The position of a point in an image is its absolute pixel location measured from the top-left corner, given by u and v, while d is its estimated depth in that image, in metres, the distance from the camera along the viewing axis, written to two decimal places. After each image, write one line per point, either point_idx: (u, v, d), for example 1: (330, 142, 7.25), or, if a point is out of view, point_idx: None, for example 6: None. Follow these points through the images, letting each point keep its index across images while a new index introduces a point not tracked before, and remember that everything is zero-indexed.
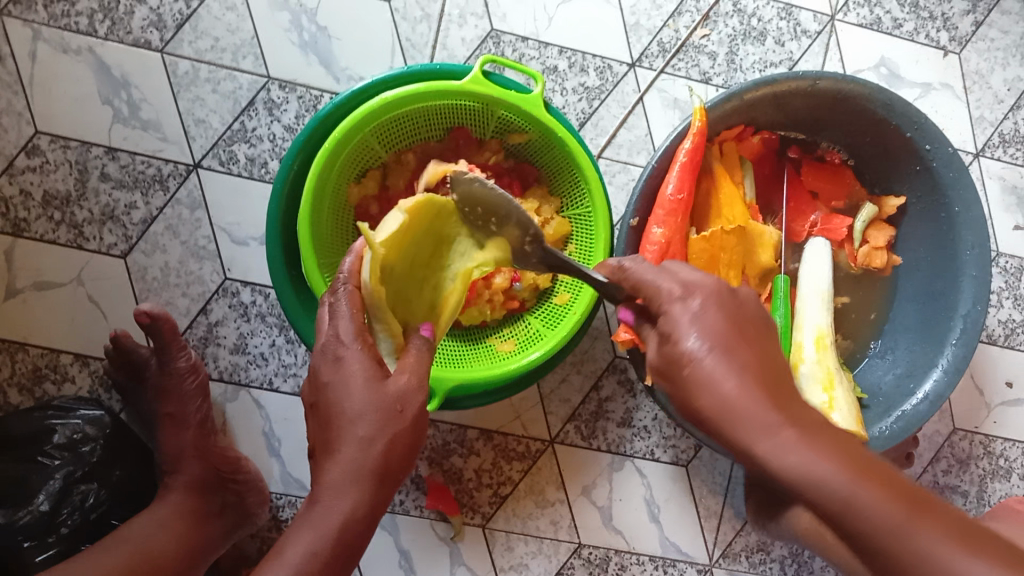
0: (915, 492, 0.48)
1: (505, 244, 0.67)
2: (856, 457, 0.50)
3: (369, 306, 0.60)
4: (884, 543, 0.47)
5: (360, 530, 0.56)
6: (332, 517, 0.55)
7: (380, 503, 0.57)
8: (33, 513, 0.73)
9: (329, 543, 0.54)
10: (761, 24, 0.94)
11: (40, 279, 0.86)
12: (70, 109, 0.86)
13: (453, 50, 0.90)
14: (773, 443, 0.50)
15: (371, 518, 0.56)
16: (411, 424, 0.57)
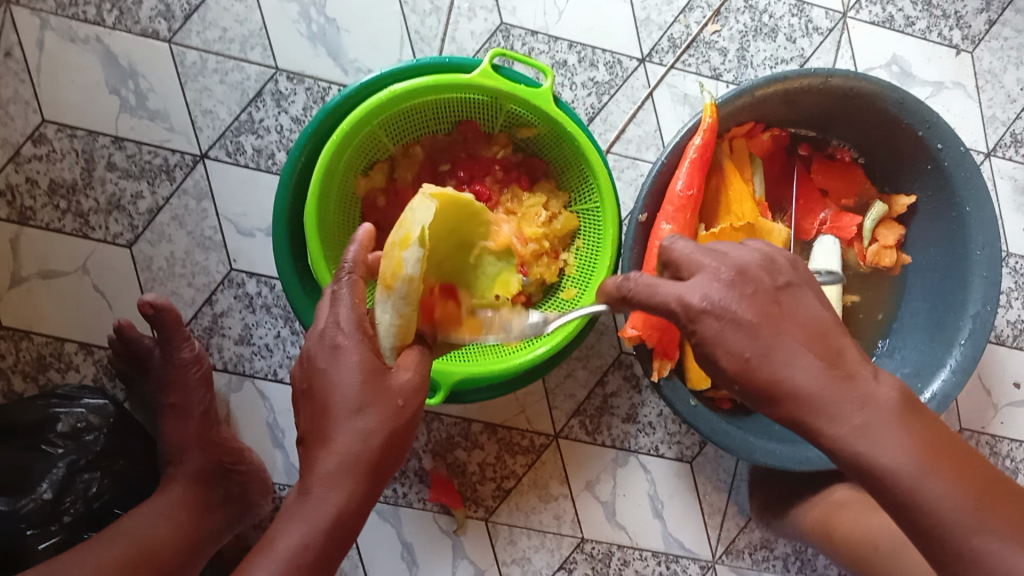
0: (983, 484, 0.50)
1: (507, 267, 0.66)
2: (933, 447, 0.50)
3: (389, 296, 0.57)
4: (949, 533, 0.49)
5: (351, 522, 0.56)
6: (324, 510, 0.55)
7: (371, 495, 0.57)
8: (36, 500, 0.73)
9: (322, 535, 0.55)
10: (773, 20, 0.93)
11: (46, 267, 0.85)
12: (77, 98, 0.86)
13: (462, 43, 0.90)
14: (847, 429, 0.50)
15: (362, 509, 0.57)
16: (408, 419, 0.58)
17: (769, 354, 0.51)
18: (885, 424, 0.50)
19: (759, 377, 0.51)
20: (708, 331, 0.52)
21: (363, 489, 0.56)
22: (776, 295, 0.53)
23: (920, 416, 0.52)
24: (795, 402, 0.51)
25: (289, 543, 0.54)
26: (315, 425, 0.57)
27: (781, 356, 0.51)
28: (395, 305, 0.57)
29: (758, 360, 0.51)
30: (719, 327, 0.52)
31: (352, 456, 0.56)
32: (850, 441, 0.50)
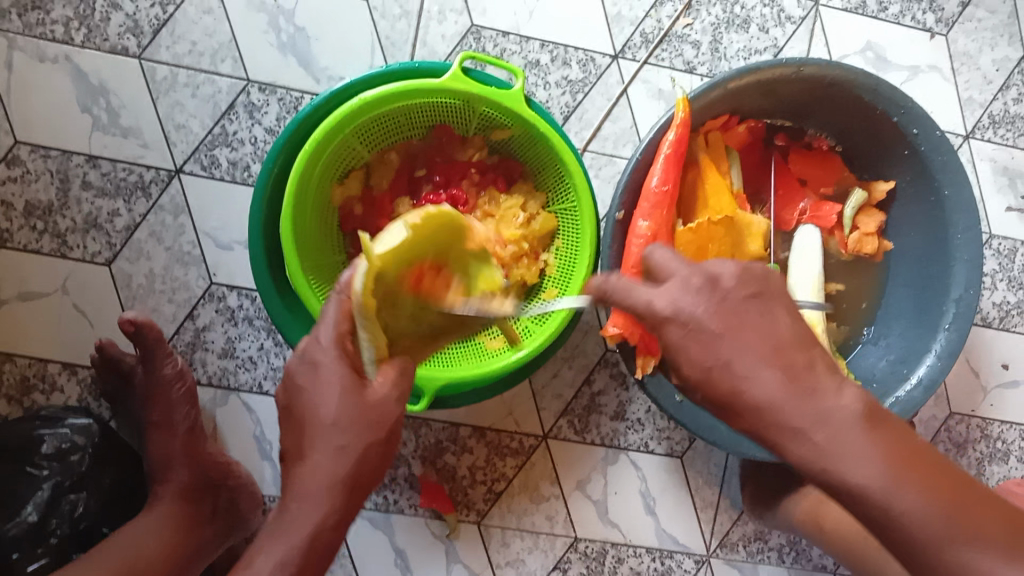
0: (950, 488, 0.50)
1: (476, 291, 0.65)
2: (902, 458, 0.50)
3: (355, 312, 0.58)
4: (917, 542, 0.49)
5: (331, 539, 0.56)
6: (301, 524, 0.55)
7: (352, 510, 0.57)
8: (21, 524, 0.73)
9: (299, 554, 0.55)
10: (744, 12, 0.93)
11: (25, 289, 0.85)
12: (48, 118, 0.85)
13: (434, 47, 0.89)
14: (809, 445, 0.50)
15: (342, 527, 0.57)
16: (385, 434, 0.58)
17: (722, 371, 0.52)
18: (852, 437, 0.50)
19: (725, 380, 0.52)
20: (672, 340, 0.53)
21: (341, 506, 0.56)
22: (742, 304, 0.53)
23: (886, 424, 0.51)
24: (769, 398, 0.51)
25: (267, 564, 0.54)
26: (293, 445, 0.58)
27: (738, 369, 0.52)
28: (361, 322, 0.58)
29: (720, 371, 0.52)
30: (682, 336, 0.53)
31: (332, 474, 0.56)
32: (816, 459, 0.50)
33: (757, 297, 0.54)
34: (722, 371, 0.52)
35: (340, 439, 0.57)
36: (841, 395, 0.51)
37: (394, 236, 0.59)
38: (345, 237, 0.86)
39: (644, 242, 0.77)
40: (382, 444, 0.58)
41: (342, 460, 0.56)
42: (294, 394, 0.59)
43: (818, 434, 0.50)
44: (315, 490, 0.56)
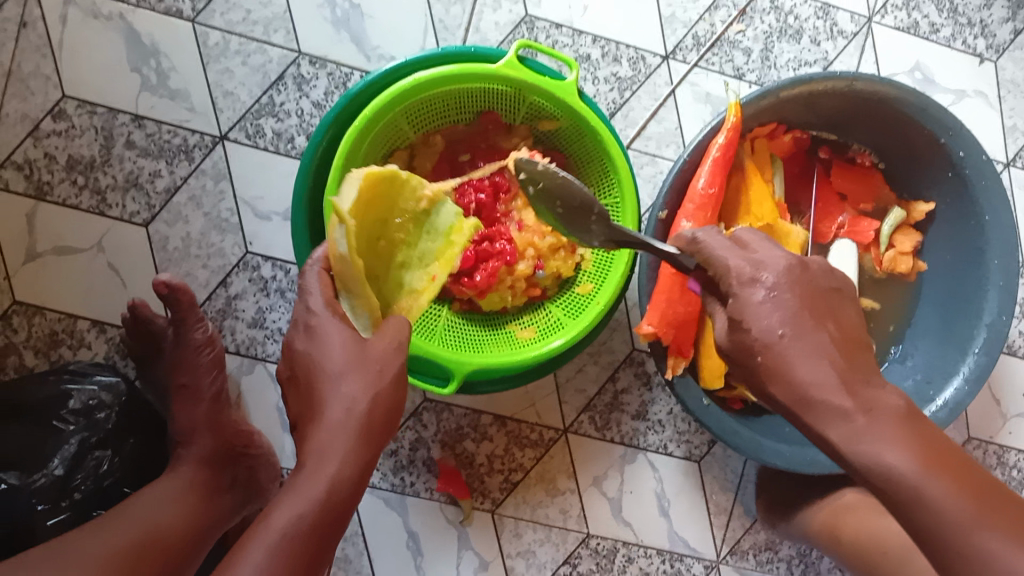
0: (979, 487, 0.51)
1: (436, 249, 0.70)
2: (935, 453, 0.51)
3: (341, 278, 0.63)
4: (948, 533, 0.49)
5: (342, 504, 0.55)
6: (317, 486, 0.54)
7: (365, 469, 0.57)
8: (48, 476, 0.72)
9: (315, 507, 0.54)
10: (797, 22, 0.93)
11: (60, 243, 0.85)
12: (98, 75, 0.85)
13: (486, 34, 0.89)
14: (846, 430, 0.52)
15: (356, 491, 0.56)
16: (394, 391, 0.59)
17: None
18: (889, 424, 0.52)
19: None
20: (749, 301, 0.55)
21: (356, 460, 0.56)
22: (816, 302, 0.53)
23: (922, 427, 0.53)
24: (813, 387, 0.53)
25: (283, 516, 0.53)
26: (308, 402, 0.59)
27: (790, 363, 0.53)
28: (354, 282, 0.62)
29: None
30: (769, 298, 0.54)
31: (347, 421, 0.56)
32: (849, 441, 0.52)
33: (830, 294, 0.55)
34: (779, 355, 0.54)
35: (346, 391, 0.58)
36: (886, 392, 0.54)
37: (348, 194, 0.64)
38: None
39: None
40: (389, 410, 0.59)
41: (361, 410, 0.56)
42: (299, 360, 0.61)
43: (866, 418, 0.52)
44: (334, 444, 0.56)
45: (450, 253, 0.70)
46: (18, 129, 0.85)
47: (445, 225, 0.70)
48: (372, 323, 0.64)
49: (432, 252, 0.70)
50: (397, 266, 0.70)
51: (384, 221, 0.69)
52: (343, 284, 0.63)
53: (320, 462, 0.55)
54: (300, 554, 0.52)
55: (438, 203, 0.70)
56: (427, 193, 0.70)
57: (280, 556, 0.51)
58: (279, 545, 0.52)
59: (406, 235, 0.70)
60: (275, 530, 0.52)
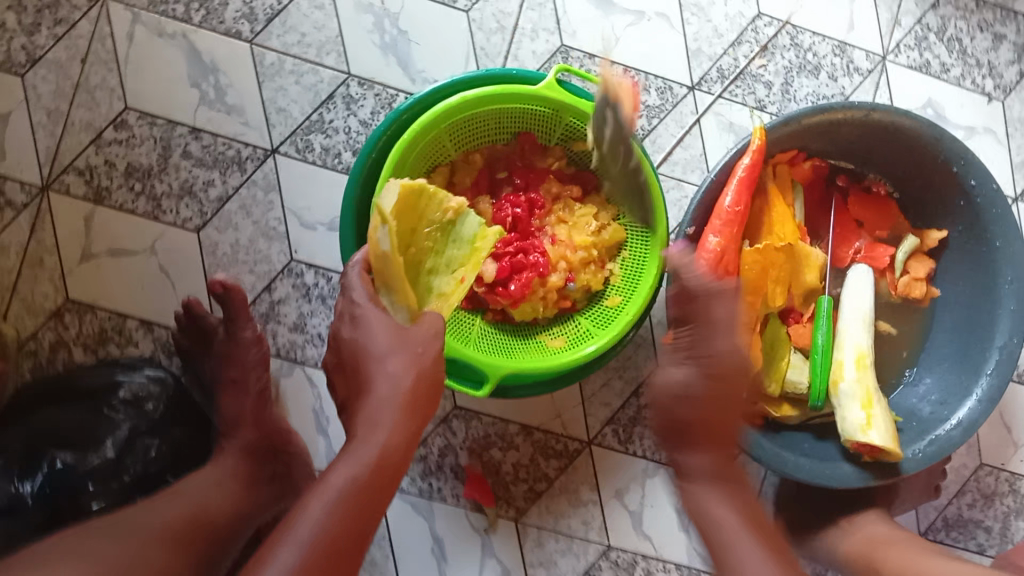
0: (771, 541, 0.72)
1: (462, 255, 0.74)
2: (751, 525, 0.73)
3: (385, 277, 0.67)
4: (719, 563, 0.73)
5: (395, 464, 0.61)
6: (370, 450, 0.60)
7: (411, 440, 0.63)
8: (102, 459, 0.79)
9: (368, 470, 0.60)
10: (816, 58, 0.98)
11: (115, 245, 0.90)
12: (160, 89, 0.91)
13: (524, 61, 0.95)
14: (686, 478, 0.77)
15: (404, 454, 0.62)
16: (433, 378, 0.65)
17: None
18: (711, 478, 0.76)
19: None
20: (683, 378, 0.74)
21: (402, 431, 0.62)
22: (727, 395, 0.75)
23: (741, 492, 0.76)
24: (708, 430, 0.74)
25: (341, 477, 0.58)
26: (355, 382, 0.66)
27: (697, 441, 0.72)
28: (393, 277, 0.67)
29: None
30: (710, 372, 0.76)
31: (393, 394, 0.63)
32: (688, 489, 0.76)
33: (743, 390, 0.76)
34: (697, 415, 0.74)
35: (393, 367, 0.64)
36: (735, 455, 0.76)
37: (388, 200, 0.70)
38: None
39: (712, 256, 0.82)
40: (430, 388, 0.65)
41: None
42: (345, 346, 0.67)
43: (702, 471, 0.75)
44: (384, 415, 0.62)
45: (476, 258, 0.74)
46: (82, 137, 0.90)
47: (470, 233, 0.74)
48: (410, 314, 0.68)
49: (458, 258, 0.74)
50: (427, 271, 0.74)
51: (416, 230, 0.73)
52: (383, 280, 0.68)
53: (371, 430, 0.61)
54: (359, 506, 0.58)
55: (463, 214, 0.74)
56: (454, 205, 0.73)
57: (337, 512, 0.57)
58: (338, 500, 0.57)
59: (434, 243, 0.74)
60: (333, 488, 0.58)
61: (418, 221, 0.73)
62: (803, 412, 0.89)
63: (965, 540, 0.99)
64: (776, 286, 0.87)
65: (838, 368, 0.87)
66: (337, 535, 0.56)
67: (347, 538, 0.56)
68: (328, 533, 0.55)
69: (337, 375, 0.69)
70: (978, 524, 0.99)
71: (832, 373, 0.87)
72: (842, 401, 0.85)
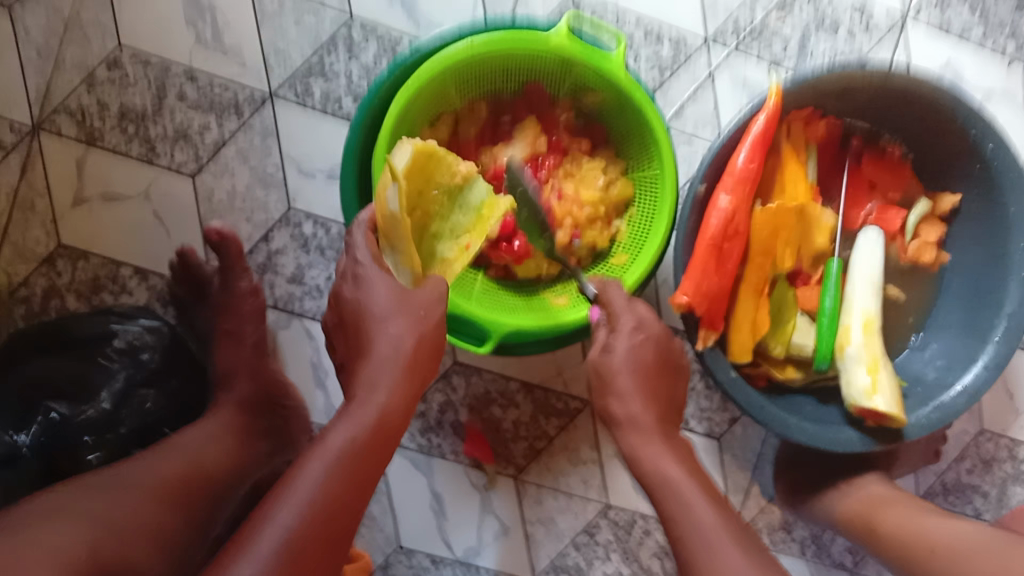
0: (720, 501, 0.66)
1: (467, 222, 0.75)
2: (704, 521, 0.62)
3: (392, 236, 0.68)
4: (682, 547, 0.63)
5: (394, 424, 0.61)
6: (369, 411, 0.60)
7: (411, 401, 0.63)
8: (98, 410, 0.77)
9: (367, 431, 0.59)
10: (834, 14, 0.95)
11: (108, 190, 0.87)
12: (154, 28, 0.88)
13: (534, 8, 0.92)
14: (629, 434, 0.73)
15: (403, 414, 0.62)
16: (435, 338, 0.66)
17: None
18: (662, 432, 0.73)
19: None
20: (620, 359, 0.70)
21: (401, 392, 0.62)
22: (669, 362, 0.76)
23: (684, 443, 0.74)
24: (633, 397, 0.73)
25: (338, 439, 0.58)
26: (359, 345, 0.65)
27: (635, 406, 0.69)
28: (399, 240, 0.67)
29: None
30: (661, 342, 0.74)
31: (393, 357, 0.63)
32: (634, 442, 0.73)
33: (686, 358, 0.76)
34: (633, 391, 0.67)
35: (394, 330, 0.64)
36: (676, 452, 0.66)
37: (400, 159, 0.68)
38: None
39: (722, 217, 0.80)
40: (431, 350, 0.65)
41: None
42: (348, 306, 0.67)
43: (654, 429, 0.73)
44: (382, 377, 0.62)
45: (482, 225, 0.74)
46: (73, 75, 0.87)
47: (477, 201, 0.75)
48: (412, 278, 0.69)
49: (464, 225, 0.75)
50: (433, 235, 0.75)
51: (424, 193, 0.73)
52: (389, 240, 0.68)
53: (371, 391, 0.61)
54: (357, 477, 0.57)
55: (472, 180, 0.74)
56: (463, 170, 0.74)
57: (334, 472, 0.55)
58: (338, 461, 0.56)
59: (441, 206, 0.75)
60: (328, 452, 0.57)
61: (427, 183, 0.73)
62: (806, 373, 0.88)
63: (961, 505, 0.99)
64: (786, 248, 0.86)
65: (845, 333, 0.86)
66: (330, 502, 0.54)
67: (344, 501, 0.55)
68: (325, 496, 0.54)
69: (339, 332, 0.70)
70: (975, 489, 0.99)
71: (839, 338, 0.86)
72: (848, 366, 0.85)
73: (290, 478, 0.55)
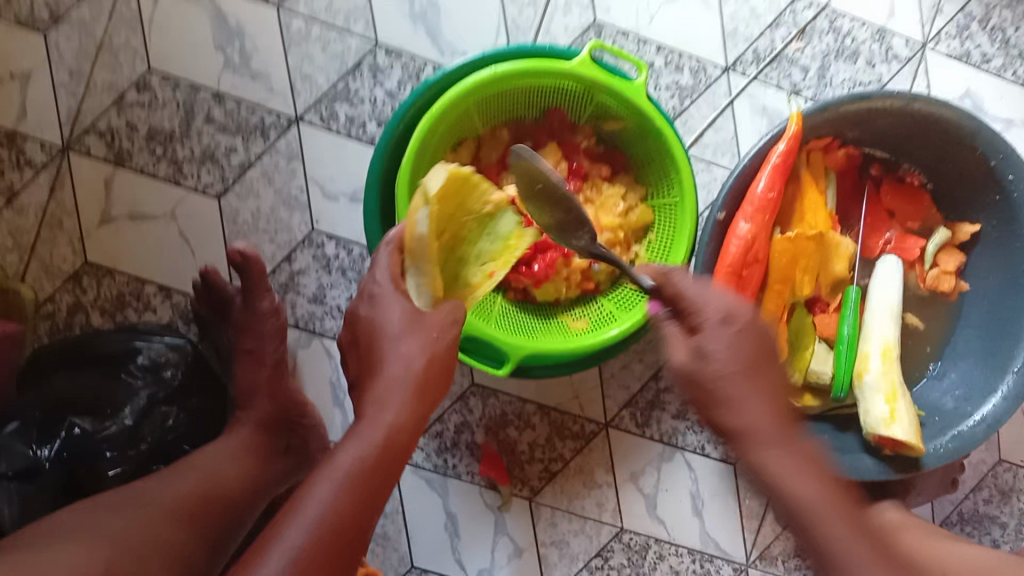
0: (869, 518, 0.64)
1: (489, 250, 0.73)
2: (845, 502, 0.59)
3: (415, 258, 0.65)
4: None
5: (402, 441, 0.59)
6: (376, 429, 0.58)
7: (420, 420, 0.61)
8: (119, 426, 0.78)
9: (375, 451, 0.57)
10: (854, 44, 0.96)
11: (135, 209, 0.89)
12: (184, 52, 0.89)
13: (556, 36, 0.93)
14: None
15: (412, 435, 0.60)
16: (446, 357, 0.63)
17: None
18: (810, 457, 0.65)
19: None
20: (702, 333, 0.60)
21: (409, 411, 0.60)
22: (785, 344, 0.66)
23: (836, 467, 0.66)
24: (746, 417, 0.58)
25: (347, 457, 0.56)
26: (366, 361, 0.63)
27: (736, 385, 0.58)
28: (422, 260, 0.65)
29: None
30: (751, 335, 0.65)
31: (404, 377, 0.61)
32: None
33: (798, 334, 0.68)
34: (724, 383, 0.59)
35: (408, 349, 0.62)
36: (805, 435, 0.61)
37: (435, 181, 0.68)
38: None
39: (742, 244, 0.81)
40: (443, 371, 0.63)
41: None
42: (361, 325, 0.64)
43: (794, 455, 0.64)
44: (391, 393, 0.60)
45: (507, 256, 0.73)
46: (104, 98, 0.89)
47: (506, 231, 0.73)
48: (433, 301, 0.65)
49: (489, 252, 0.73)
50: (457, 260, 0.72)
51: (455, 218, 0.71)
52: (413, 262, 0.65)
53: (378, 410, 0.59)
54: (362, 494, 0.55)
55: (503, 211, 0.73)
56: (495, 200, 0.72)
57: (346, 491, 0.55)
58: (344, 482, 0.55)
59: (468, 232, 0.72)
60: (339, 469, 0.56)
61: (457, 208, 0.71)
62: (824, 401, 0.89)
63: (979, 534, 0.98)
64: (805, 275, 0.86)
65: (864, 359, 0.86)
66: (341, 521, 0.54)
67: (355, 520, 0.54)
68: (336, 515, 0.53)
69: (350, 354, 0.66)
70: (994, 519, 0.98)
71: (857, 364, 0.87)
72: (866, 392, 0.85)
73: (300, 496, 0.55)
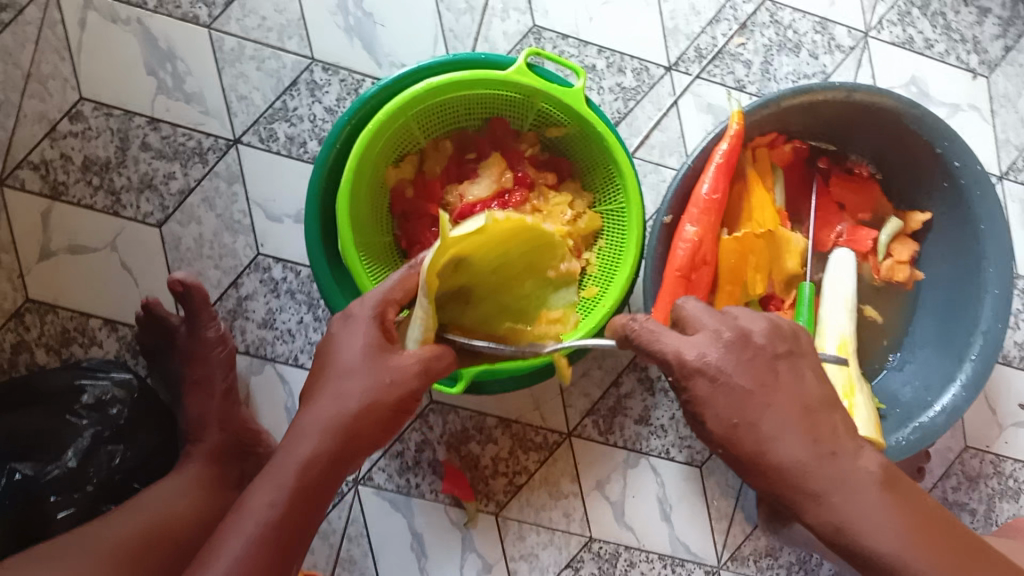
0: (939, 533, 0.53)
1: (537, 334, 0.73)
2: (922, 519, 0.53)
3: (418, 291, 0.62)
4: None
5: (320, 478, 0.55)
6: (290, 465, 0.55)
7: (341, 458, 0.56)
8: (62, 468, 0.76)
9: (289, 493, 0.54)
10: (796, 36, 0.96)
11: (76, 243, 0.87)
12: (116, 78, 0.87)
13: (495, 42, 0.91)
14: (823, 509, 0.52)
15: (333, 470, 0.56)
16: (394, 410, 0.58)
17: (757, 426, 0.53)
18: (865, 498, 0.52)
19: (746, 438, 0.53)
20: (720, 374, 0.54)
21: (331, 449, 0.56)
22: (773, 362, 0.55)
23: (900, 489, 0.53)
24: (789, 463, 0.53)
25: (261, 504, 0.53)
26: (308, 391, 0.59)
27: (766, 429, 0.53)
28: (421, 300, 0.61)
29: (744, 426, 0.53)
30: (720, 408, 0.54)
31: (335, 416, 0.56)
32: (832, 525, 0.52)
33: (787, 356, 0.56)
34: (750, 428, 0.53)
35: (347, 385, 0.57)
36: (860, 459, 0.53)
37: (473, 225, 0.64)
38: (394, 220, 0.88)
39: (689, 247, 0.80)
40: (390, 411, 0.58)
41: (344, 407, 0.57)
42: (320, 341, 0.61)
43: (836, 496, 0.52)
44: (313, 426, 0.56)
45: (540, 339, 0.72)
46: (36, 129, 0.86)
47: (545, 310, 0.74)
48: (422, 339, 0.62)
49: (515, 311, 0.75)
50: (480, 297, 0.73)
51: (486, 256, 0.70)
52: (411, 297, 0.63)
53: (297, 441, 0.55)
54: (274, 543, 0.52)
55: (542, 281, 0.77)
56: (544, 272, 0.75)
57: (258, 544, 0.52)
58: (258, 533, 0.52)
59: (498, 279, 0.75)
60: (250, 518, 0.53)
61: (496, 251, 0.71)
62: None
63: None
64: (756, 273, 0.86)
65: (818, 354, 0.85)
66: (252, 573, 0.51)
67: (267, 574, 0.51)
68: (244, 570, 0.51)
69: None
70: (963, 507, 0.98)
71: None
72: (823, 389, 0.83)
73: (212, 549, 0.52)
